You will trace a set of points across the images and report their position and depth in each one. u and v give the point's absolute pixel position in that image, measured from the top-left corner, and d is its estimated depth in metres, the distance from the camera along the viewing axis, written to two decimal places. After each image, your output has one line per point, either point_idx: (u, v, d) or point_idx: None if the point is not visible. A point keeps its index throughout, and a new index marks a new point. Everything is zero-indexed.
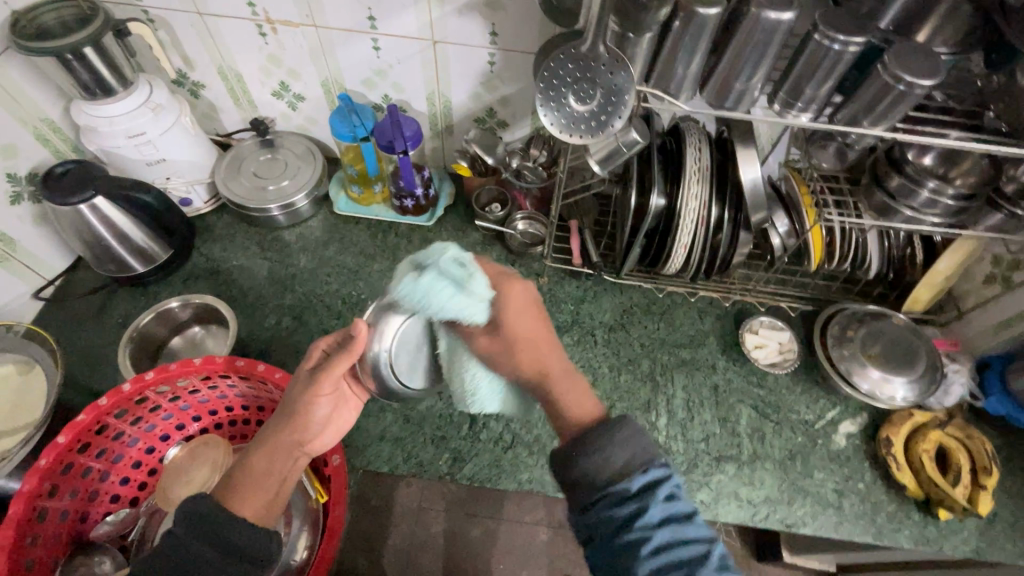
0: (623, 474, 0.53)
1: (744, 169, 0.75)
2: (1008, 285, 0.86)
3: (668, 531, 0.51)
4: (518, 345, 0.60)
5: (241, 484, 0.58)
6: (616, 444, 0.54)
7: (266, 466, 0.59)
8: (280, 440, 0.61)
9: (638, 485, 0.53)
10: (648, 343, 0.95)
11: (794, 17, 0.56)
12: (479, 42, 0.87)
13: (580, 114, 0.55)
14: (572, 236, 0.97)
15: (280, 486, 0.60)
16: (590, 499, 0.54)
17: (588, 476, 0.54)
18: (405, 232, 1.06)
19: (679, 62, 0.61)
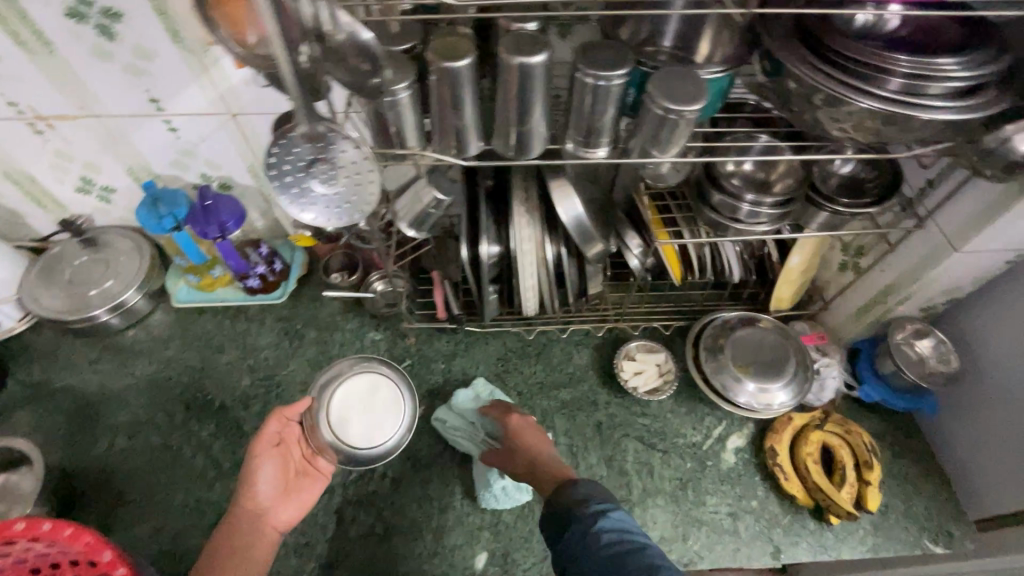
0: (584, 500, 0.60)
1: (564, 205, 0.71)
2: (859, 272, 0.86)
3: (616, 528, 0.56)
4: (517, 448, 0.73)
5: (205, 564, 0.60)
6: (580, 483, 0.62)
7: (229, 546, 0.61)
8: (237, 520, 0.64)
9: (594, 507, 0.59)
10: (527, 390, 0.90)
11: (547, 57, 0.53)
12: (282, 108, 0.80)
13: (330, 196, 0.50)
14: (433, 290, 0.91)
15: (248, 558, 0.61)
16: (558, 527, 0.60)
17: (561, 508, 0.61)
18: (256, 313, 0.97)
19: (453, 115, 0.58)
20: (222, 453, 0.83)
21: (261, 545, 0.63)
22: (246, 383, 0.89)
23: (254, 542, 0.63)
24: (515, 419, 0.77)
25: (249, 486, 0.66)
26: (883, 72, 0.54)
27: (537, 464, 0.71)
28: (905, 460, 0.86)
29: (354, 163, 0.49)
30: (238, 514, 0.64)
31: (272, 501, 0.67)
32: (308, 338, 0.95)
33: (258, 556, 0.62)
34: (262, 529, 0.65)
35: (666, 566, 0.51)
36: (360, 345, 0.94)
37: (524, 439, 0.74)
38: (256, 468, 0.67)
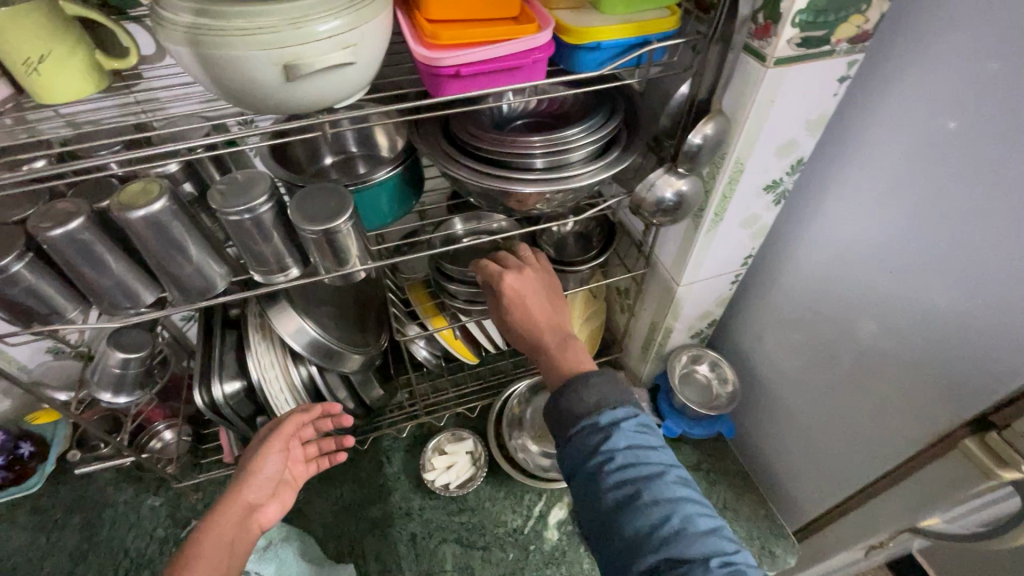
0: (598, 408, 0.52)
1: (291, 328, 0.67)
2: (629, 313, 0.89)
3: (631, 448, 0.49)
4: (515, 316, 0.62)
5: (186, 560, 0.55)
6: (595, 388, 0.53)
7: (215, 541, 0.58)
8: (230, 512, 0.60)
9: (606, 421, 0.51)
10: (333, 518, 0.82)
11: (171, 200, 0.51)
12: None
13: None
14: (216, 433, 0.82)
15: (224, 552, 0.58)
16: (566, 432, 0.53)
17: (569, 413, 0.53)
18: (5, 512, 0.83)
19: (93, 275, 0.52)
20: None
21: (240, 542, 0.60)
22: None
23: (235, 536, 0.60)
24: (512, 279, 0.63)
25: (252, 477, 0.64)
26: (514, 162, 0.56)
27: (540, 346, 0.60)
28: (721, 486, 0.87)
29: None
30: (240, 505, 0.62)
31: (269, 492, 0.65)
32: (70, 527, 0.81)
33: (238, 553, 0.59)
34: (248, 524, 0.62)
35: (684, 497, 0.48)
36: (136, 519, 0.82)
37: (533, 324, 0.61)
38: (273, 454, 0.65)
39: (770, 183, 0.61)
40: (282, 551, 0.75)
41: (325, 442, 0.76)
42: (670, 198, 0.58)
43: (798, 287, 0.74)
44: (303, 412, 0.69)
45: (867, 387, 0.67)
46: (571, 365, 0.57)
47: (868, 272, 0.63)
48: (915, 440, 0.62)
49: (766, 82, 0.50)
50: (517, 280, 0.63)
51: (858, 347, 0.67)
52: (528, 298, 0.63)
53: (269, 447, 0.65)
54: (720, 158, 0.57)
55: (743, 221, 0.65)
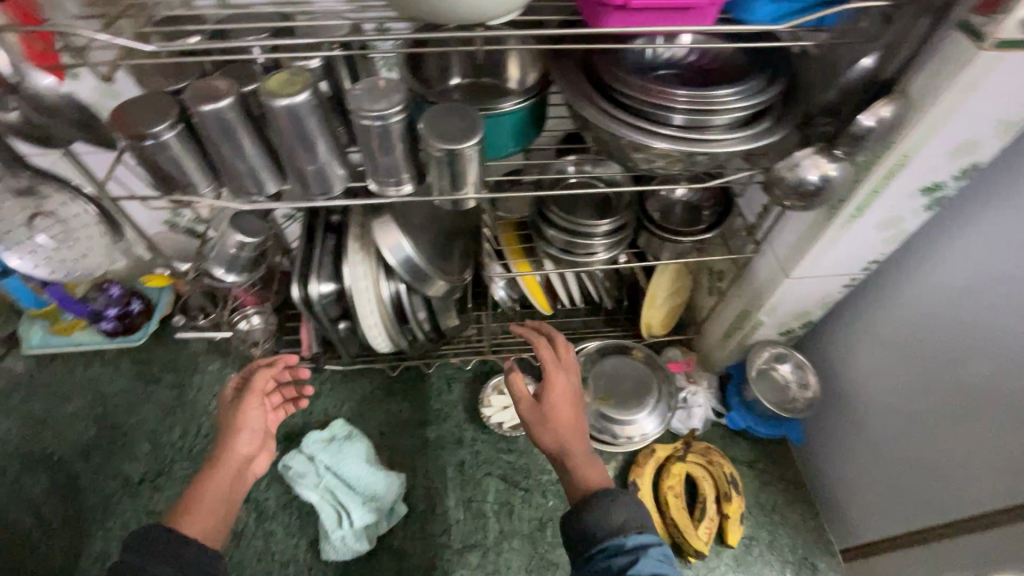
0: (624, 530, 0.51)
1: (390, 244, 0.69)
2: (719, 296, 0.85)
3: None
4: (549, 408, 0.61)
5: (188, 506, 0.57)
6: (619, 507, 0.53)
7: (215, 494, 0.59)
8: (227, 466, 0.61)
9: (632, 544, 0.50)
10: (390, 429, 0.86)
11: (313, 96, 0.51)
12: None
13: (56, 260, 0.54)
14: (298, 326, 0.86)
15: (224, 500, 0.59)
16: (587, 552, 0.51)
17: (591, 533, 0.52)
18: (112, 357, 0.93)
19: (231, 156, 0.55)
20: (52, 511, 0.78)
21: (235, 493, 0.62)
22: (90, 433, 0.84)
23: (231, 490, 0.61)
24: (560, 376, 0.63)
25: (240, 438, 0.63)
26: (653, 112, 0.53)
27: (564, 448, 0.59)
28: (774, 489, 0.84)
29: (81, 220, 0.53)
30: (237, 463, 0.62)
31: (259, 447, 0.66)
32: (163, 383, 0.90)
33: (234, 499, 0.61)
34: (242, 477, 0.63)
35: None
36: (219, 389, 0.90)
37: (561, 431, 0.60)
38: (258, 409, 0.64)
39: (930, 185, 0.55)
40: (339, 448, 0.81)
41: (288, 389, 0.77)
42: (814, 181, 0.53)
43: (914, 305, 0.68)
44: (271, 365, 0.68)
45: (945, 434, 0.65)
46: (593, 480, 0.57)
47: (1006, 307, 0.57)
48: (980, 503, 0.61)
49: (975, 68, 0.44)
50: (560, 373, 0.64)
51: (949, 391, 0.64)
52: (559, 400, 0.62)
53: (250, 409, 0.64)
54: (884, 146, 0.51)
55: (884, 221, 0.59)
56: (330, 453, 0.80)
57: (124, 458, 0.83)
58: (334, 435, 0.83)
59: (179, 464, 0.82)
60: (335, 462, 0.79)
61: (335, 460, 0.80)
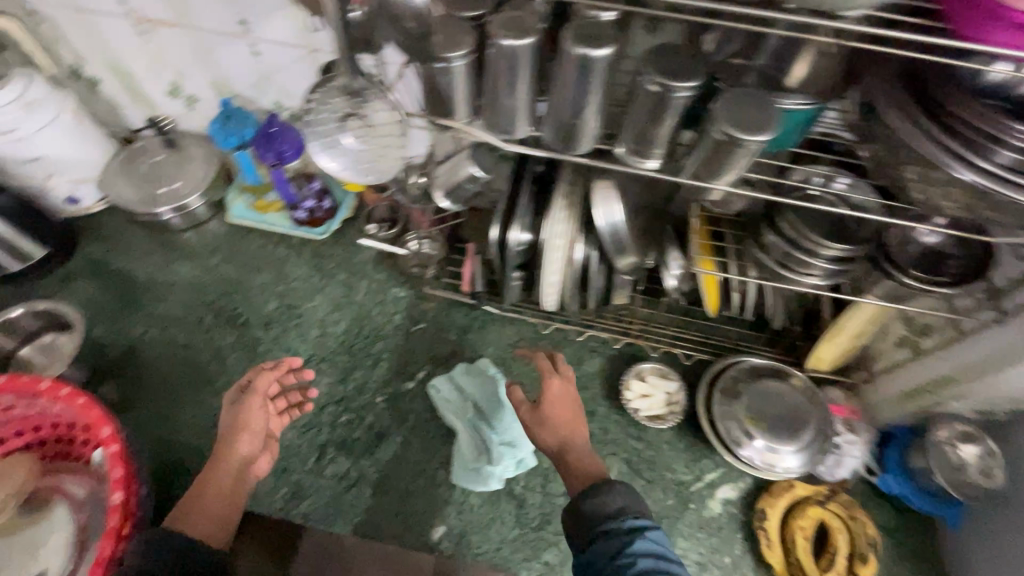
0: (619, 515, 0.56)
1: (602, 209, 0.68)
2: (916, 352, 0.77)
3: (649, 555, 0.52)
4: (547, 422, 0.67)
5: (189, 511, 0.63)
6: (615, 494, 0.58)
7: (216, 494, 0.65)
8: (224, 468, 0.67)
9: (628, 527, 0.55)
10: (528, 382, 0.89)
11: (613, 53, 0.50)
12: (235, 32, 0.83)
13: (354, 153, 0.62)
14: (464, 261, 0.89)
15: (223, 500, 0.65)
16: (587, 539, 0.56)
17: (587, 520, 0.57)
18: (297, 244, 1.01)
19: (504, 94, 0.55)
20: (233, 365, 0.88)
21: (239, 490, 0.67)
22: (271, 306, 0.94)
23: (229, 492, 0.66)
24: (555, 386, 0.70)
25: (235, 442, 0.68)
26: (975, 142, 0.46)
27: (565, 451, 0.65)
28: (909, 565, 0.78)
29: (388, 126, 0.60)
30: (233, 467, 0.67)
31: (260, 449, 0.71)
32: (336, 279, 0.98)
33: (234, 501, 0.66)
34: (243, 478, 0.68)
35: None
36: (381, 298, 0.96)
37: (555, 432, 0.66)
38: (255, 410, 0.70)
39: None
40: (488, 384, 0.85)
41: (293, 394, 0.79)
42: None
43: None
44: (270, 369, 0.73)
45: None
46: (591, 471, 0.63)
47: None
48: None
49: None
50: (554, 387, 0.69)
51: None
52: (555, 400, 0.68)
53: (241, 414, 0.69)
54: None
55: None
56: (478, 389, 0.85)
57: (295, 337, 0.91)
58: (486, 371, 0.87)
59: (339, 356, 0.90)
60: (482, 397, 0.84)
61: (481, 395, 0.85)
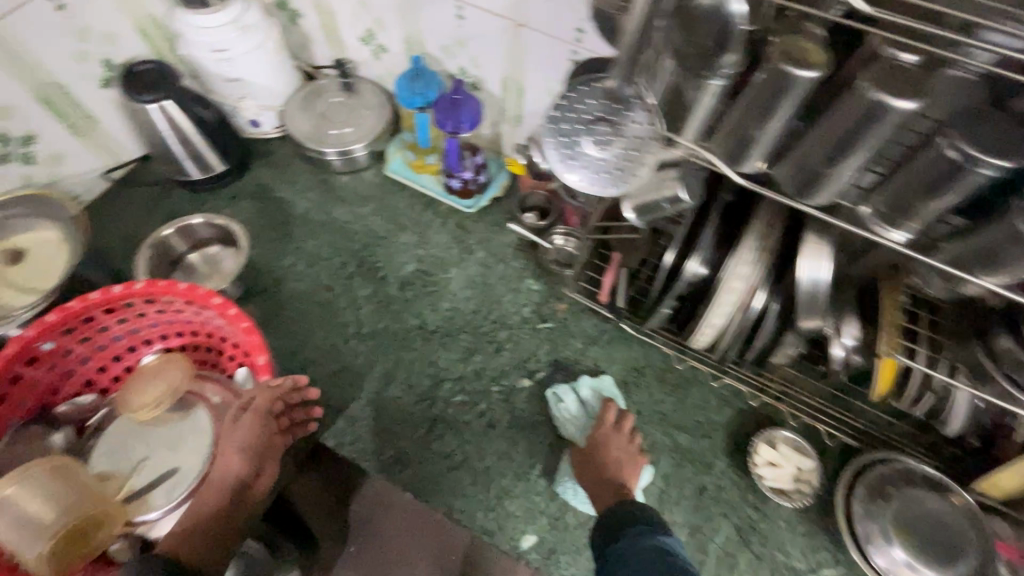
0: (637, 514, 0.64)
1: (808, 264, 0.60)
2: None
3: (657, 549, 0.59)
4: (590, 461, 0.75)
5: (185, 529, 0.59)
6: (632, 511, 0.64)
7: (207, 516, 0.61)
8: (216, 487, 0.63)
9: (642, 523, 0.63)
10: (647, 413, 0.85)
11: (916, 108, 0.42)
12: None
13: (604, 163, 0.56)
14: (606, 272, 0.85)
15: (213, 522, 0.60)
16: (605, 540, 0.64)
17: (611, 525, 0.64)
18: (443, 212, 1.01)
19: (753, 123, 0.49)
20: (365, 317, 0.90)
21: (234, 511, 0.62)
22: (409, 269, 0.95)
23: (223, 520, 0.61)
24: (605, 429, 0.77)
25: (228, 458, 0.64)
26: None
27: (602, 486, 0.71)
28: None
29: (638, 139, 0.54)
30: (225, 487, 0.63)
31: (258, 467, 0.65)
32: (474, 256, 0.97)
33: (228, 528, 0.61)
34: (238, 500, 0.63)
35: None
36: (515, 287, 0.94)
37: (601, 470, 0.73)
38: (252, 425, 0.66)
39: None
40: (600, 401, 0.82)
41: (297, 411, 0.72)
42: None
43: None
44: (273, 385, 0.69)
45: None
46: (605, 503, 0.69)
47: None
48: None
49: None
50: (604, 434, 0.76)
51: None
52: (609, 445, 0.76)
53: (242, 428, 0.66)
54: None
55: None
56: (601, 408, 0.82)
57: (427, 304, 0.92)
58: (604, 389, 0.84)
59: (464, 335, 0.89)
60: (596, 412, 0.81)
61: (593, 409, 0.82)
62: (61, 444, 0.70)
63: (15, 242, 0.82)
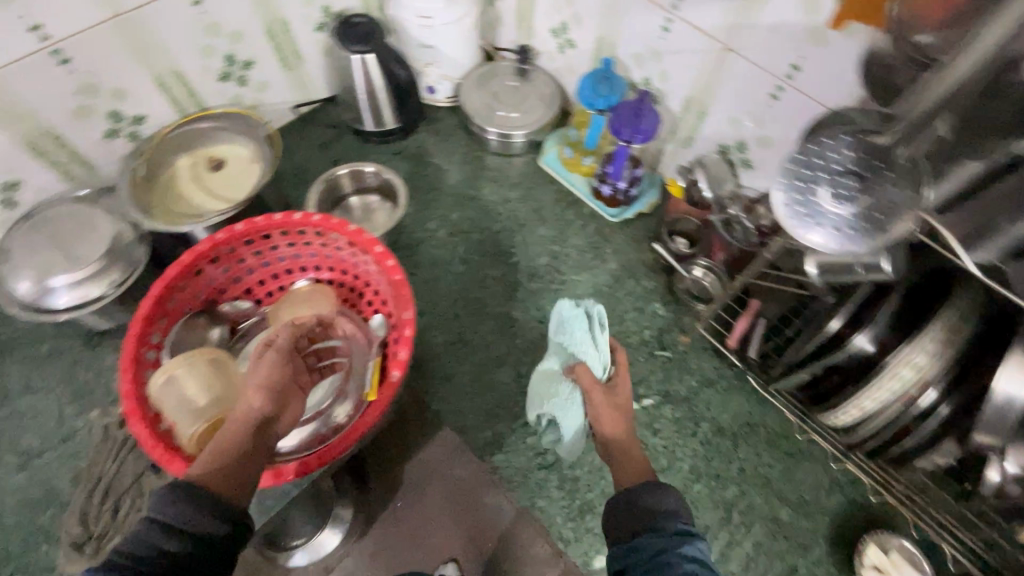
0: (668, 518, 0.50)
1: (1008, 377, 0.54)
2: None
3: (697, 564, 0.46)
4: (610, 417, 0.62)
5: (206, 466, 0.52)
6: (667, 502, 0.52)
7: (231, 451, 0.54)
8: (237, 422, 0.56)
9: (674, 530, 0.49)
10: (751, 473, 0.80)
11: None
12: (660, 3, 0.80)
13: (845, 218, 0.49)
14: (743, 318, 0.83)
15: (242, 455, 0.54)
16: (628, 539, 0.50)
17: (635, 519, 0.51)
18: (585, 215, 1.01)
19: None
20: (490, 298, 0.93)
21: (259, 447, 0.56)
22: (542, 263, 0.96)
23: (249, 453, 0.55)
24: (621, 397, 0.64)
25: (249, 393, 0.58)
26: None
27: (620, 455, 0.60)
28: None
29: (893, 206, 0.49)
30: (248, 421, 0.56)
31: (282, 403, 0.60)
32: (607, 265, 0.96)
33: (257, 461, 0.55)
34: (265, 435, 0.57)
35: None
36: (641, 307, 0.92)
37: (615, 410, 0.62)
38: (277, 363, 0.61)
39: None
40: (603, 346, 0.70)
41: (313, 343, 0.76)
42: None
43: None
44: (299, 325, 0.73)
45: None
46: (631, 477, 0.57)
47: None
48: None
49: None
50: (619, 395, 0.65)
51: None
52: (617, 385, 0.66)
53: (267, 363, 0.61)
54: None
55: None
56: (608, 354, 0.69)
57: (551, 301, 0.92)
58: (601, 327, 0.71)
59: None
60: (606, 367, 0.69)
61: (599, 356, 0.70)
62: (217, 340, 0.78)
63: (217, 152, 0.92)
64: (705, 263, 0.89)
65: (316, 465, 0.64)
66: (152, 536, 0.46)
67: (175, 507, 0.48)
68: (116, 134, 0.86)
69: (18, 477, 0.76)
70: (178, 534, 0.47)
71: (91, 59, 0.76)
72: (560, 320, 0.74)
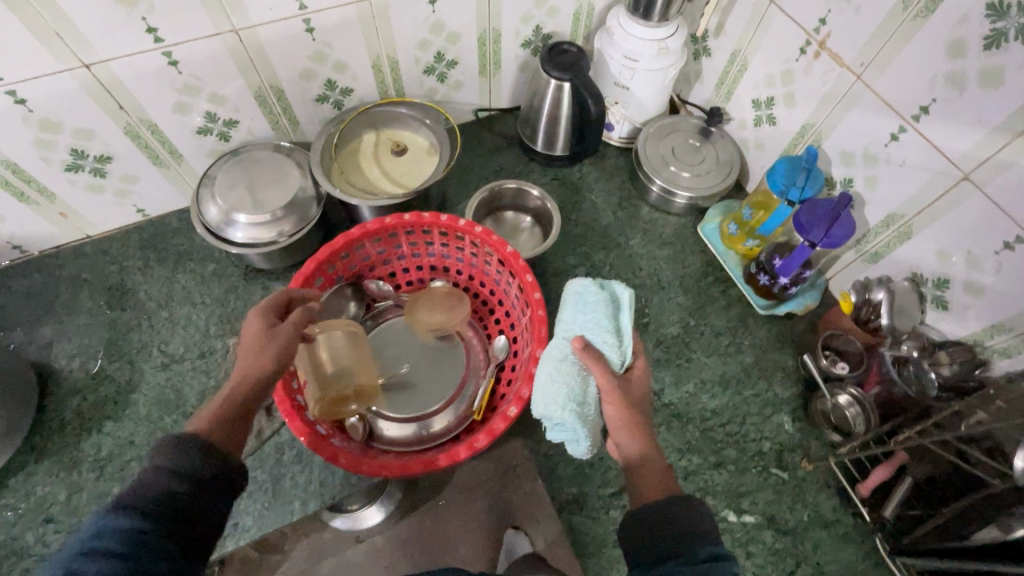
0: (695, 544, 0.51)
1: None
2: None
3: None
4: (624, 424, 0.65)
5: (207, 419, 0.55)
6: (694, 521, 0.53)
7: (233, 410, 0.57)
8: (250, 381, 0.60)
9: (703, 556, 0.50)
10: None
11: None
12: (900, 110, 0.73)
13: None
14: (881, 469, 0.75)
15: (245, 416, 0.58)
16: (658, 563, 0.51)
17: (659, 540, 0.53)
18: (730, 296, 0.95)
19: None
20: None
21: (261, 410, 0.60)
22: (672, 332, 0.91)
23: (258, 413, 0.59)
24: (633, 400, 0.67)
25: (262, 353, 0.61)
26: None
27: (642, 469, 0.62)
28: None
29: None
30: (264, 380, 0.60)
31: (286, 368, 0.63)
32: (740, 357, 0.89)
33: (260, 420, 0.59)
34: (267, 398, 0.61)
35: None
36: (766, 414, 0.85)
37: (621, 408, 0.65)
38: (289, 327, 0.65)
39: None
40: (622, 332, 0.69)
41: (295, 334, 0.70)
42: None
43: None
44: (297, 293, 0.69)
45: None
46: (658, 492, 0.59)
47: None
48: None
49: None
50: (629, 395, 0.67)
51: None
52: (636, 384, 0.69)
53: (280, 334, 0.64)
54: None
55: None
56: (626, 336, 0.69)
57: (671, 376, 0.87)
58: (623, 314, 0.70)
59: (692, 428, 0.83)
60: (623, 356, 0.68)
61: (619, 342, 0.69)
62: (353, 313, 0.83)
63: (401, 137, 0.97)
64: (853, 392, 0.81)
65: (417, 470, 0.65)
66: (156, 480, 0.48)
67: (176, 455, 0.49)
68: (325, 100, 0.94)
69: (158, 375, 0.85)
70: (180, 481, 0.48)
71: (331, 33, 0.84)
72: (581, 303, 0.72)
